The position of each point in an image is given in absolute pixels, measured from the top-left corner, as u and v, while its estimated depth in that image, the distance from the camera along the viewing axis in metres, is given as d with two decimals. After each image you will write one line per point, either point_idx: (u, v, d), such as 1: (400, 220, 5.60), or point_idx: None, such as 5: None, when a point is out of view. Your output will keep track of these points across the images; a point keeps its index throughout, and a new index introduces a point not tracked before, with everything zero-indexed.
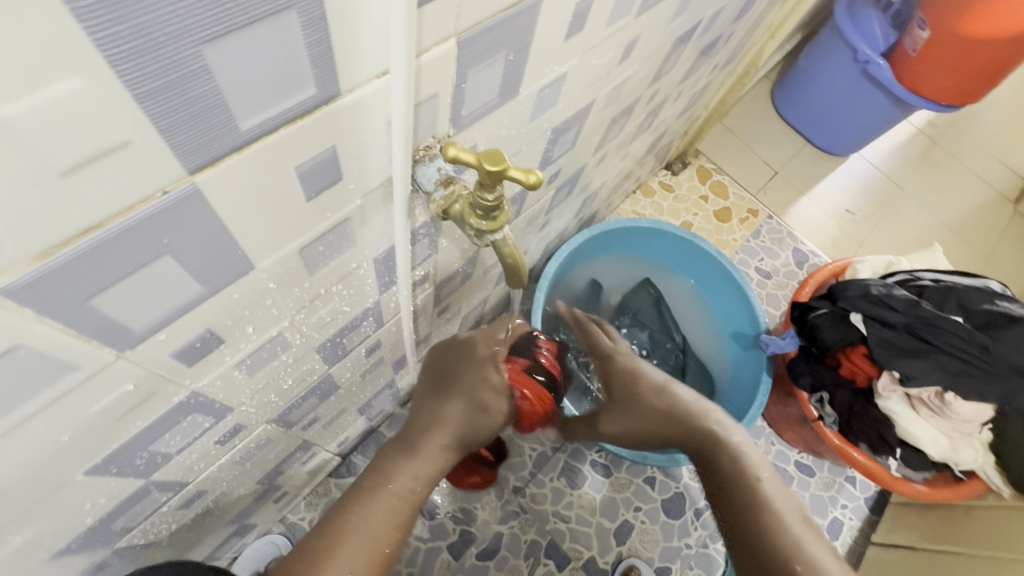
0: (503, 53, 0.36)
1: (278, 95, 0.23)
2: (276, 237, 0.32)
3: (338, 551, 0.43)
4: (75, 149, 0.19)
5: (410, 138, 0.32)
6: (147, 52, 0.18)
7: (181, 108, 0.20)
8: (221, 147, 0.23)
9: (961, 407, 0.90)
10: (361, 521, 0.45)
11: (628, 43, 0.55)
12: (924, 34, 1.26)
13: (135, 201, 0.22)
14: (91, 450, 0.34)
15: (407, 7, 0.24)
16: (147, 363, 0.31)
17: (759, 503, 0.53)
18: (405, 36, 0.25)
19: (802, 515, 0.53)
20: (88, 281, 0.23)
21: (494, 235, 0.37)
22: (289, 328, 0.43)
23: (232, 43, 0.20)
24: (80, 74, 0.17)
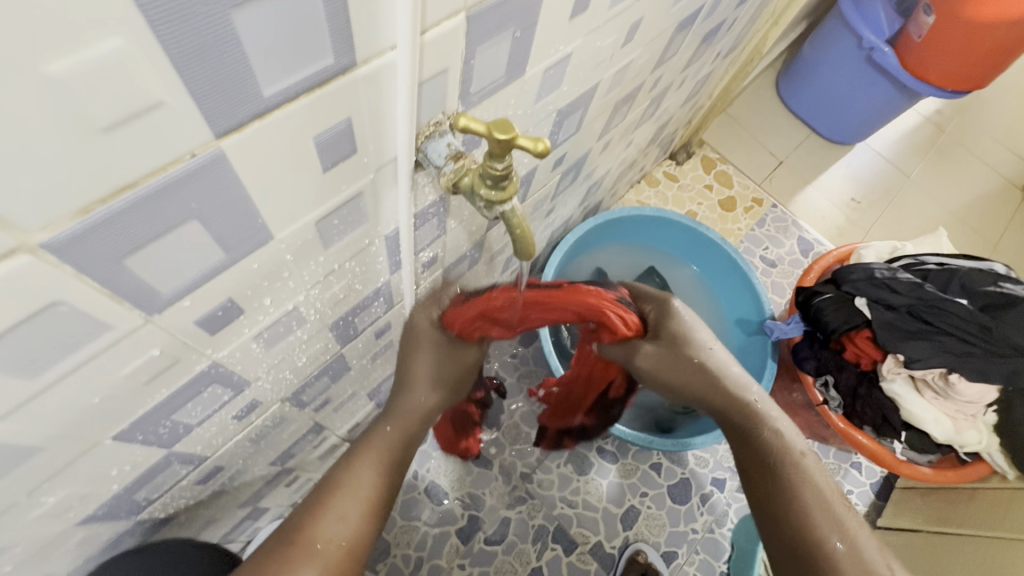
0: (510, 30, 0.37)
1: (298, 62, 0.24)
2: (293, 208, 0.33)
3: (330, 506, 0.44)
4: (113, 107, 0.20)
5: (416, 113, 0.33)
6: (181, 13, 0.19)
7: (210, 72, 0.21)
8: (245, 113, 0.24)
9: (966, 388, 0.91)
10: (352, 477, 0.46)
11: (631, 25, 0.56)
12: (929, 20, 1.26)
13: (166, 162, 0.23)
14: (119, 415, 0.35)
15: None
16: (172, 329, 0.33)
17: (798, 477, 0.56)
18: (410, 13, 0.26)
19: (838, 491, 0.55)
20: (121, 241, 0.24)
21: (504, 206, 0.38)
22: (303, 304, 0.44)
23: (257, 7, 0.21)
24: (122, 34, 0.18)
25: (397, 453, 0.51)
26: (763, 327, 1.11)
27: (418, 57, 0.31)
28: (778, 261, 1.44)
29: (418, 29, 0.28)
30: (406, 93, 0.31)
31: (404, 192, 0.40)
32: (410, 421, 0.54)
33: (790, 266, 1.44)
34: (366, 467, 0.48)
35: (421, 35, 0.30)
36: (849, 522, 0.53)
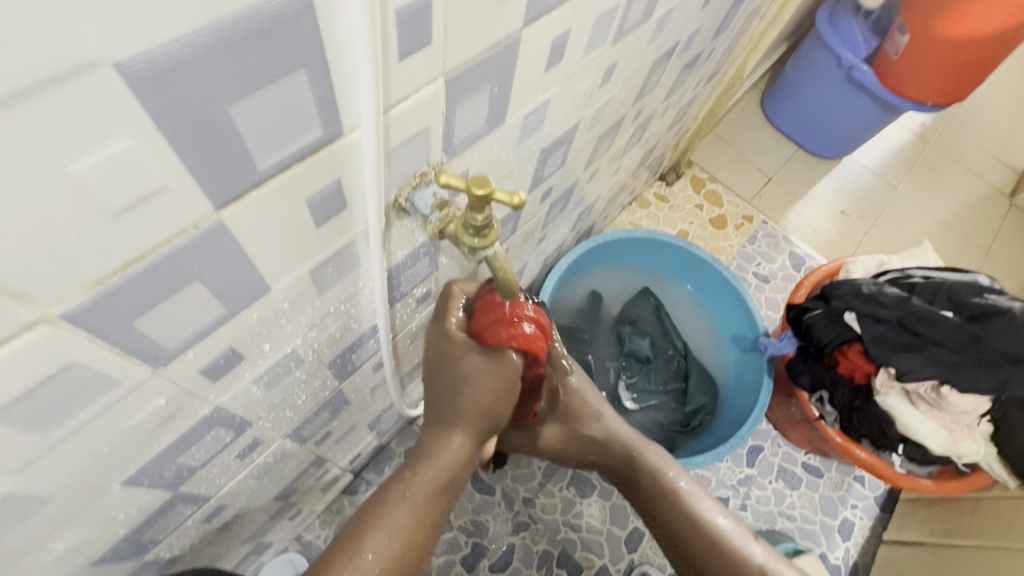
0: (488, 87, 0.40)
1: (290, 138, 0.27)
2: (289, 261, 0.35)
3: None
4: (125, 194, 0.22)
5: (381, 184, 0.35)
6: (184, 112, 0.22)
7: (211, 155, 0.24)
8: (242, 185, 0.27)
9: (958, 399, 0.91)
10: (358, 546, 0.46)
11: (607, 68, 0.59)
12: (904, 39, 1.31)
13: (172, 235, 0.26)
14: (125, 461, 0.37)
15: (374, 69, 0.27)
16: (177, 379, 0.35)
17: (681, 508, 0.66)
18: (371, 90, 0.28)
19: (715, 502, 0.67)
20: (130, 305, 0.27)
21: (487, 252, 0.40)
22: (302, 345, 0.46)
23: (249, 100, 0.24)
24: (133, 134, 0.21)
25: (413, 530, 0.48)
26: (757, 344, 1.12)
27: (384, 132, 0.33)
28: (771, 277, 1.44)
29: (379, 107, 0.30)
30: (372, 166, 0.33)
31: (376, 255, 0.42)
32: (429, 482, 0.50)
33: (784, 281, 1.44)
34: (371, 538, 0.46)
35: (385, 113, 0.32)
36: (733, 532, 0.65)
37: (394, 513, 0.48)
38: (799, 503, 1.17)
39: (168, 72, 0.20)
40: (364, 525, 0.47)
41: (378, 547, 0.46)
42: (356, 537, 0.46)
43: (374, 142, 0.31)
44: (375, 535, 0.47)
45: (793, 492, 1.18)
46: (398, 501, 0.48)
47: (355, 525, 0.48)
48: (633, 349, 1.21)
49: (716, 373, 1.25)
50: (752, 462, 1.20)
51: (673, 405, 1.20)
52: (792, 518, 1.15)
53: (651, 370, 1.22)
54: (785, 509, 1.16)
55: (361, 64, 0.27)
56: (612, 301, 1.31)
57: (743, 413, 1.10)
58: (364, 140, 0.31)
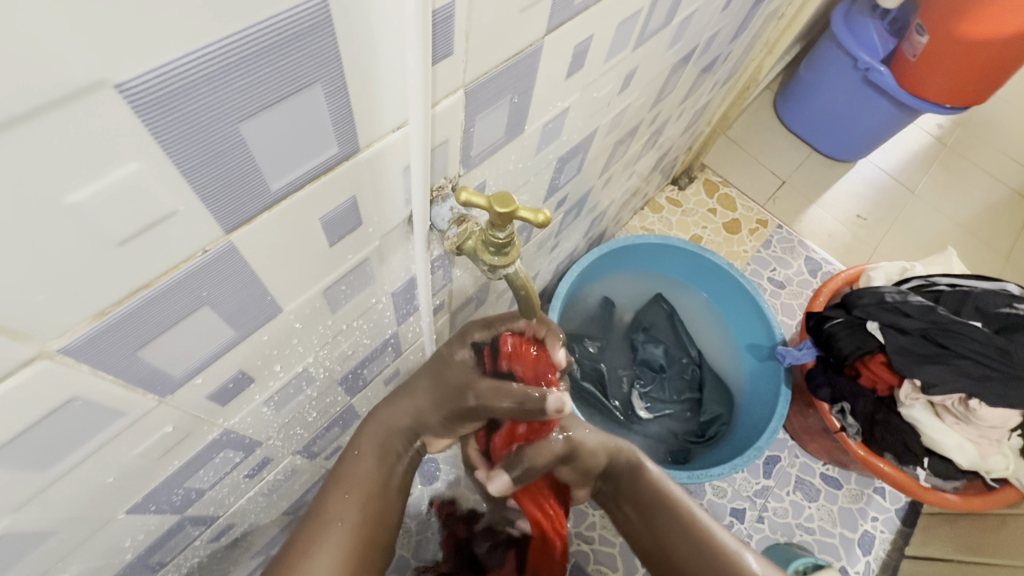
0: (508, 96, 0.38)
1: (304, 156, 0.25)
2: (301, 281, 0.34)
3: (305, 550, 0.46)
4: (128, 223, 0.21)
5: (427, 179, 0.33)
6: (194, 133, 0.20)
7: (219, 178, 0.22)
8: (253, 208, 0.25)
9: (987, 413, 0.88)
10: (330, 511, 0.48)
11: (626, 74, 0.57)
12: (922, 40, 1.28)
13: (179, 261, 0.24)
14: (132, 489, 0.36)
15: (423, 69, 0.25)
16: (184, 406, 0.33)
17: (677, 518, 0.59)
18: (420, 95, 0.27)
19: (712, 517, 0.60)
20: (135, 334, 0.25)
21: (507, 269, 0.38)
22: (313, 364, 0.45)
23: (262, 119, 0.22)
24: (137, 159, 0.19)
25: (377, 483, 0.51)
26: (774, 353, 1.10)
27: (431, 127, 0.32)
28: (787, 282, 1.43)
29: (428, 103, 0.28)
30: (419, 162, 0.31)
31: (416, 250, 0.41)
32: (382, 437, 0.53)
33: (799, 287, 1.43)
34: (335, 502, 0.49)
35: (432, 108, 0.31)
36: (728, 536, 0.58)
37: (355, 473, 0.51)
38: (817, 515, 1.14)
39: (176, 93, 0.18)
40: (329, 493, 0.50)
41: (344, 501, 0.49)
42: (321, 505, 0.49)
43: (421, 138, 0.30)
44: (341, 497, 0.49)
45: (811, 505, 1.15)
46: (356, 465, 0.52)
47: (321, 497, 0.50)
48: (646, 357, 1.20)
49: (730, 382, 1.22)
50: (769, 473, 1.18)
51: (687, 414, 1.18)
52: (809, 531, 1.12)
53: (665, 379, 1.19)
54: (803, 521, 1.13)
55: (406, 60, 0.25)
56: (625, 308, 1.30)
57: (759, 424, 1.07)
58: (413, 137, 0.30)
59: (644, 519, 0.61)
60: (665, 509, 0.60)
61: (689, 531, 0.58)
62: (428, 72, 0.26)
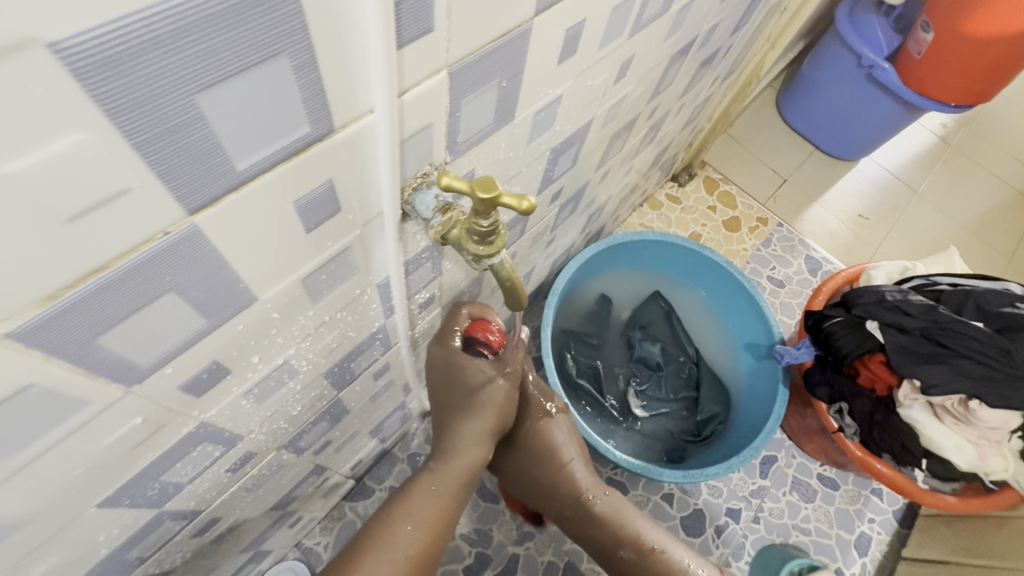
0: (496, 80, 0.37)
1: (273, 134, 0.24)
2: (277, 268, 0.32)
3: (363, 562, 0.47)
4: (77, 199, 0.19)
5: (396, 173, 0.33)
6: (146, 104, 0.19)
7: (177, 154, 0.21)
8: (219, 188, 0.24)
9: (987, 414, 0.86)
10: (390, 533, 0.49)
11: (623, 62, 0.56)
12: (927, 36, 1.26)
13: (137, 243, 0.23)
14: (102, 483, 0.35)
15: (386, 44, 0.24)
16: (154, 397, 0.32)
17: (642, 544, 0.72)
18: (386, 75, 0.26)
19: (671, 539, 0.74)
20: (91, 319, 0.24)
21: (492, 259, 0.36)
22: (295, 356, 0.44)
23: (223, 90, 0.21)
24: (82, 128, 0.18)
25: (442, 511, 0.52)
26: (772, 352, 1.08)
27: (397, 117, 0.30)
28: (786, 281, 1.42)
29: (394, 91, 0.28)
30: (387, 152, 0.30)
31: (392, 239, 0.39)
32: (457, 469, 0.53)
33: (798, 286, 1.41)
34: (399, 529, 0.49)
35: (404, 93, 0.29)
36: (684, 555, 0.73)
37: (419, 503, 0.51)
38: (814, 516, 1.13)
39: (120, 57, 0.17)
40: (398, 515, 0.50)
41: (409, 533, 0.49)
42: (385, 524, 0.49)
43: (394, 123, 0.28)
44: (404, 527, 0.49)
45: (808, 505, 1.14)
46: (425, 494, 0.52)
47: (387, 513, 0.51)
48: (643, 355, 1.19)
49: (727, 381, 1.21)
50: (766, 473, 1.16)
51: (684, 413, 1.17)
52: (806, 531, 1.11)
53: (661, 377, 1.18)
54: (799, 522, 1.12)
55: (375, 36, 0.24)
56: (622, 305, 1.28)
57: (756, 424, 1.06)
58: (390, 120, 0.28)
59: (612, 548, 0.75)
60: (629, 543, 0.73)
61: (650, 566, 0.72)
62: (392, 50, 0.25)
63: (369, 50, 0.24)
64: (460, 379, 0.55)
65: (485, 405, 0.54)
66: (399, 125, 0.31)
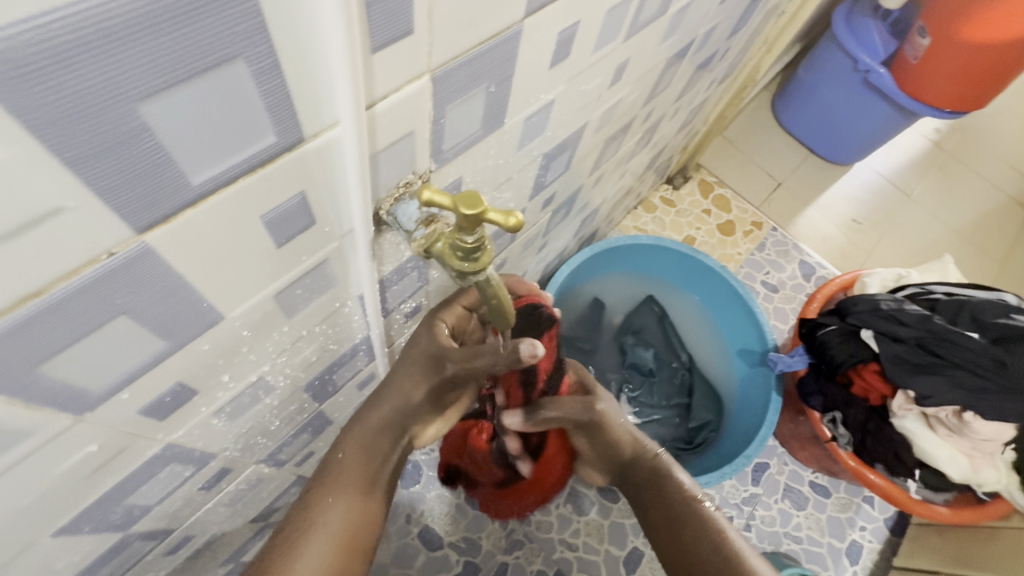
0: (484, 85, 0.35)
1: (234, 145, 0.22)
2: (245, 285, 0.30)
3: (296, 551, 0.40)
4: (1, 222, 0.17)
5: (365, 187, 0.30)
6: (78, 116, 0.17)
7: (121, 169, 0.19)
8: (173, 204, 0.22)
9: (981, 427, 0.85)
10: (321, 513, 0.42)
11: (618, 66, 0.54)
12: (925, 41, 1.25)
13: (79, 265, 0.21)
14: (57, 511, 0.32)
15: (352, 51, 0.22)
16: (111, 423, 0.30)
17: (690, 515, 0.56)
18: (353, 85, 0.23)
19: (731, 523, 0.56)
20: (30, 348, 0.22)
21: (479, 276, 0.34)
22: (271, 372, 0.42)
23: (170, 98, 0.19)
24: (0, 145, 0.16)
25: (371, 479, 0.44)
26: (766, 359, 1.07)
27: (369, 130, 0.28)
28: (780, 286, 1.41)
29: (363, 101, 0.25)
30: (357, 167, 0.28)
31: (365, 256, 0.37)
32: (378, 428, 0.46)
33: (792, 291, 1.40)
34: (328, 506, 0.42)
35: (378, 102, 0.27)
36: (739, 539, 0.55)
37: (344, 473, 0.44)
38: (805, 524, 1.12)
39: (42, 65, 0.15)
40: (310, 509, 0.42)
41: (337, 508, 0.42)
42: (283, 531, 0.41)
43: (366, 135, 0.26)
44: (334, 501, 0.42)
45: (799, 513, 1.13)
46: (348, 462, 0.44)
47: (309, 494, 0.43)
48: (635, 360, 1.17)
49: (720, 387, 1.20)
50: (757, 480, 1.15)
51: (676, 419, 1.16)
52: (797, 540, 1.11)
53: (653, 383, 1.17)
54: (791, 530, 1.11)
55: (337, 45, 0.22)
56: (614, 309, 1.27)
57: (748, 432, 1.04)
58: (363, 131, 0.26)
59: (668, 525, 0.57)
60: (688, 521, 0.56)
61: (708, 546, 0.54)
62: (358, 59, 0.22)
63: (339, 56, 0.22)
64: (409, 351, 0.47)
65: (418, 375, 0.46)
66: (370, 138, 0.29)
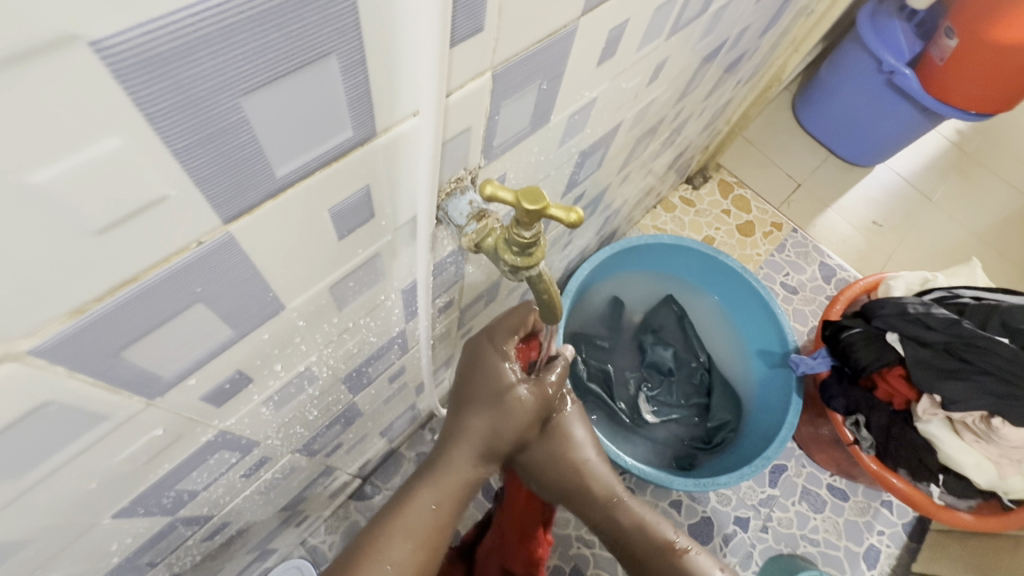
0: (537, 82, 0.35)
1: (316, 138, 0.23)
2: (306, 276, 0.31)
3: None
4: (108, 210, 0.18)
5: (438, 172, 0.31)
6: (191, 107, 0.17)
7: (218, 160, 0.19)
8: (257, 195, 0.22)
9: (1010, 433, 0.85)
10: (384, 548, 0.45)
11: (657, 65, 0.54)
12: (951, 43, 1.23)
13: (170, 253, 0.21)
14: (118, 494, 0.33)
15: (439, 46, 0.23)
16: (176, 408, 0.31)
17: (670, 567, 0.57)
18: (436, 79, 0.24)
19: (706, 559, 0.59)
20: (119, 333, 0.22)
21: (531, 271, 0.35)
22: (317, 362, 0.42)
23: (269, 92, 0.19)
24: (119, 135, 0.16)
25: (439, 527, 0.48)
26: (787, 360, 1.07)
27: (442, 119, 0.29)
28: (800, 288, 1.40)
29: (442, 92, 0.26)
30: (429, 158, 0.29)
31: (423, 250, 0.38)
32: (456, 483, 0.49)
33: (812, 293, 1.39)
34: (395, 544, 0.45)
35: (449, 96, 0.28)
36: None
37: (412, 515, 0.47)
38: (822, 527, 1.12)
39: (167, 58, 0.15)
40: (374, 540, 0.46)
41: (402, 550, 0.45)
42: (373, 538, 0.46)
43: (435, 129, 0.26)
44: (400, 541, 0.46)
45: (817, 516, 1.12)
46: (421, 508, 0.47)
47: (379, 524, 0.47)
48: (654, 360, 1.17)
49: (739, 388, 1.19)
50: (775, 482, 1.15)
51: (694, 419, 1.16)
52: (814, 542, 1.10)
53: (672, 383, 1.17)
54: (808, 532, 1.11)
55: (427, 39, 0.22)
56: (634, 308, 1.27)
57: (768, 433, 1.04)
58: (430, 125, 0.27)
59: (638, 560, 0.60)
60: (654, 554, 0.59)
61: (675, 573, 0.57)
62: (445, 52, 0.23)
63: (425, 50, 0.23)
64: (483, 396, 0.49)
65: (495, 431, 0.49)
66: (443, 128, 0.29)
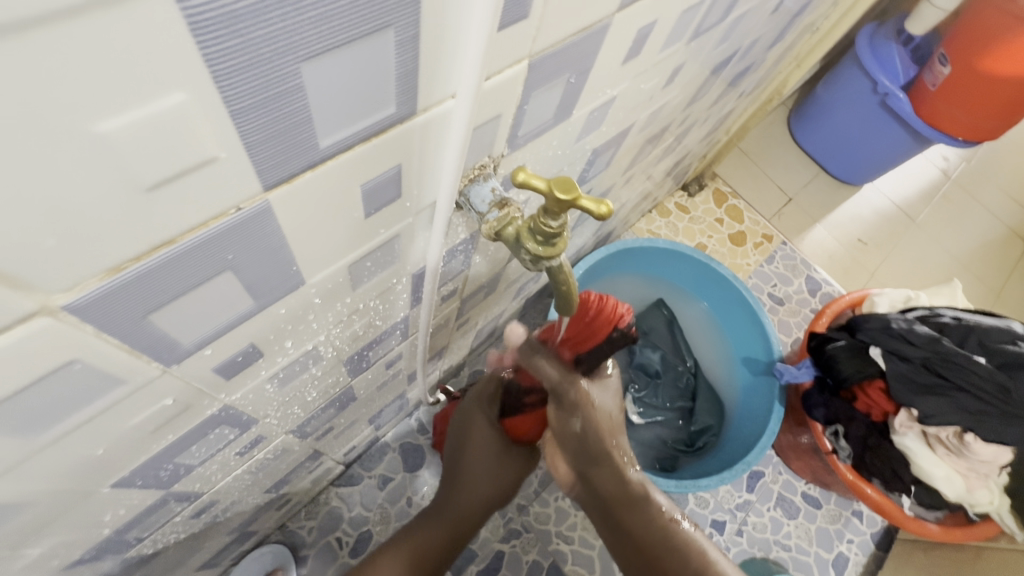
0: (566, 76, 0.36)
1: (360, 114, 0.22)
2: (329, 252, 0.31)
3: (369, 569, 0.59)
4: (160, 166, 0.18)
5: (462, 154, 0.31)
6: (255, 66, 0.17)
7: (270, 125, 0.19)
8: (299, 164, 0.22)
9: (981, 448, 0.87)
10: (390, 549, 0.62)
11: (673, 69, 0.54)
12: (944, 70, 1.27)
13: (210, 217, 0.21)
14: (118, 464, 0.33)
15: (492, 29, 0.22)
16: (188, 378, 0.30)
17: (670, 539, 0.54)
18: None
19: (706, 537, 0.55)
20: (148, 296, 0.22)
21: (551, 261, 0.35)
22: (323, 342, 0.42)
23: (328, 61, 0.19)
24: (184, 89, 0.16)
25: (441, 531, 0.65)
26: (772, 369, 1.09)
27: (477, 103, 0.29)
28: (786, 299, 1.43)
29: (484, 74, 0.26)
30: None
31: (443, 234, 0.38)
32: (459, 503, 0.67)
33: (797, 305, 1.42)
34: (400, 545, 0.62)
35: (484, 81, 0.28)
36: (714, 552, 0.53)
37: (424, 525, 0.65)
38: (795, 533, 1.14)
39: (241, 15, 0.15)
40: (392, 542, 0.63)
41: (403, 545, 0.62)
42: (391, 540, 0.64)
43: None
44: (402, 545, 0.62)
45: (790, 522, 1.15)
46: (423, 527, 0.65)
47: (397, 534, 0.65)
48: (643, 361, 1.20)
49: (723, 394, 1.22)
50: (752, 487, 1.17)
51: (678, 422, 1.18)
52: (787, 548, 1.13)
53: (659, 385, 1.19)
54: (781, 538, 1.14)
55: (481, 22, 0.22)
56: None
57: (749, 439, 1.06)
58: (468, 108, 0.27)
59: (642, 553, 0.55)
60: (671, 547, 0.53)
61: (674, 548, 0.53)
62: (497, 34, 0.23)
63: (474, 32, 0.23)
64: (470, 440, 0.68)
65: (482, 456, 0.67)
66: (477, 111, 0.29)
